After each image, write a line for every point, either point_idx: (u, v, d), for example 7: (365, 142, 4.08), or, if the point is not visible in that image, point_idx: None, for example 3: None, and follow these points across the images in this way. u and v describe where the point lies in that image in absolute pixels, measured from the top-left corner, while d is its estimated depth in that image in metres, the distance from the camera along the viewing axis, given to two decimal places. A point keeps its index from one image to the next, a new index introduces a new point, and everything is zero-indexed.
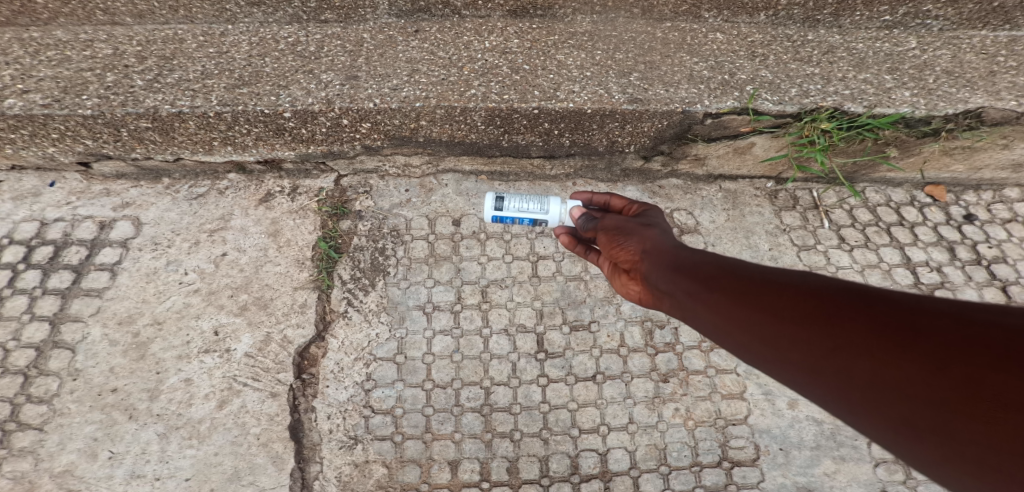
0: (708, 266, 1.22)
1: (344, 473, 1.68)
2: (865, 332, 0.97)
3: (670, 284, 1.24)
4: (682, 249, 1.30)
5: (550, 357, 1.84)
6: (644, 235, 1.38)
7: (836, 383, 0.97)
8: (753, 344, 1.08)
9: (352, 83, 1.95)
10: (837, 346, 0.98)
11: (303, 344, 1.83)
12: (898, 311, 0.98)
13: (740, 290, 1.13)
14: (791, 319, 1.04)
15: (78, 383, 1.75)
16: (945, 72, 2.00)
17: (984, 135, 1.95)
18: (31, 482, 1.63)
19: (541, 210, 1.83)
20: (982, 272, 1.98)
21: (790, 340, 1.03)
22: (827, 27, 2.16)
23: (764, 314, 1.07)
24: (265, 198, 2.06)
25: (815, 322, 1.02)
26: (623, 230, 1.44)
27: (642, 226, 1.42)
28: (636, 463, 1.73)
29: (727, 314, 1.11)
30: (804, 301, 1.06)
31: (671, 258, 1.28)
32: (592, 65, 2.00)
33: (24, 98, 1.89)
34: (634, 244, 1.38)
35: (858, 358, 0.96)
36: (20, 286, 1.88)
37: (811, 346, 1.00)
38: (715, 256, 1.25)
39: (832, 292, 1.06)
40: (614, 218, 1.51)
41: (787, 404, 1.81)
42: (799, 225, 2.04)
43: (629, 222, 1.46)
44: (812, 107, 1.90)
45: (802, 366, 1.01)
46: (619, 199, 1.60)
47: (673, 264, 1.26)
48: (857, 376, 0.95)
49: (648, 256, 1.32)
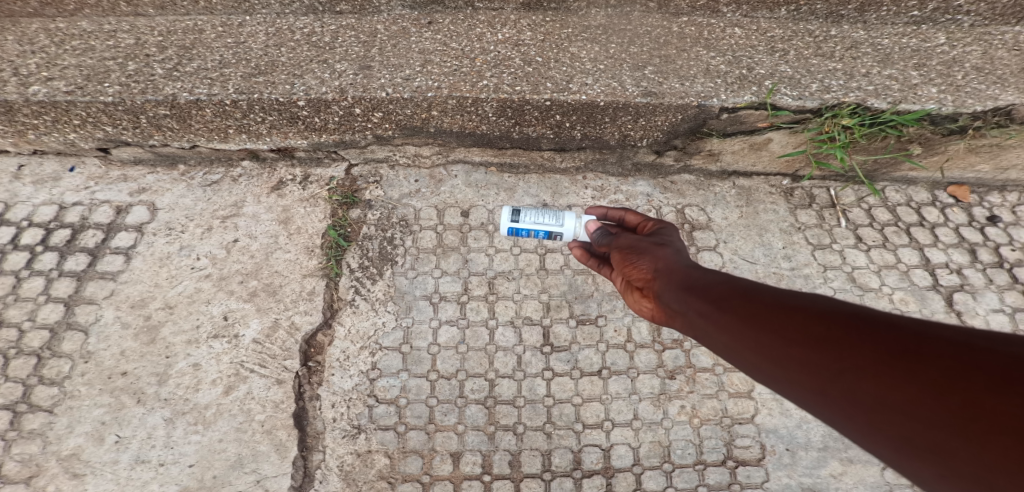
0: (718, 285, 1.15)
1: (345, 463, 1.68)
2: (872, 354, 0.90)
3: (679, 304, 1.18)
4: (694, 268, 1.23)
5: (556, 351, 1.82)
6: (656, 254, 1.32)
7: (842, 405, 0.90)
8: (760, 364, 1.01)
9: (365, 72, 1.96)
10: (845, 369, 0.91)
11: (310, 331, 1.84)
12: (910, 335, 0.90)
13: (747, 310, 1.06)
14: (799, 341, 0.97)
15: (88, 366, 1.78)
16: (974, 68, 1.95)
17: (1013, 134, 1.90)
18: (38, 465, 1.66)
19: (557, 223, 1.74)
20: (1004, 275, 1.91)
21: (795, 361, 0.96)
22: (850, 23, 2.12)
23: (770, 334, 1.00)
24: (277, 186, 2.08)
25: (824, 345, 0.95)
26: (634, 248, 1.38)
27: (654, 244, 1.36)
28: (639, 460, 1.70)
29: (735, 335, 1.04)
30: (813, 323, 0.99)
31: (682, 277, 1.21)
32: (606, 58, 1.98)
33: (48, 85, 1.93)
34: (646, 263, 1.31)
35: (865, 381, 0.89)
36: (37, 269, 1.91)
37: (817, 369, 0.94)
38: (726, 275, 1.18)
39: (843, 315, 0.98)
40: (627, 237, 1.44)
41: (795, 405, 1.77)
42: (815, 223, 2.00)
43: (643, 240, 1.39)
44: (834, 103, 1.86)
45: (808, 388, 0.95)
46: (633, 215, 1.53)
47: (683, 283, 1.19)
48: (863, 401, 0.88)
49: (659, 274, 1.26)
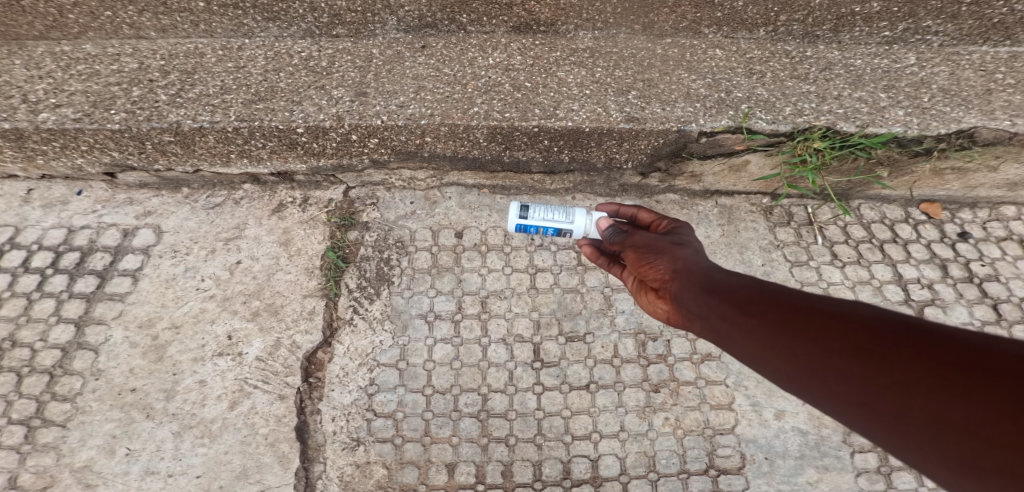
0: (747, 292, 1.23)
1: (345, 473, 1.77)
2: (923, 368, 0.97)
3: (703, 307, 1.26)
4: (714, 270, 1.32)
5: (546, 366, 1.91)
6: (675, 254, 1.39)
7: (889, 417, 0.98)
8: (798, 373, 1.09)
9: (361, 99, 2.05)
10: (893, 382, 0.98)
11: (310, 349, 1.93)
12: (964, 351, 0.97)
13: (783, 319, 1.14)
14: (840, 352, 1.05)
15: (99, 383, 1.87)
16: (941, 90, 2.04)
17: (975, 155, 1.99)
18: (52, 477, 1.75)
19: (567, 219, 1.85)
20: (973, 290, 2.01)
21: (837, 371, 1.04)
22: (826, 43, 2.20)
23: (809, 344, 1.08)
24: (277, 208, 2.17)
25: (869, 357, 1.02)
26: (651, 248, 1.45)
27: (672, 244, 1.43)
28: (625, 470, 1.79)
29: (769, 343, 1.12)
30: (856, 336, 1.06)
31: (704, 280, 1.30)
32: (592, 82, 2.07)
33: (57, 112, 2.01)
34: (664, 263, 1.39)
35: (916, 396, 0.95)
36: (47, 290, 2.00)
37: (862, 381, 1.01)
38: (756, 280, 1.26)
39: (890, 328, 1.05)
40: (642, 235, 1.52)
41: (773, 415, 1.86)
42: (793, 241, 2.09)
43: (659, 239, 1.47)
44: (805, 126, 1.95)
45: (851, 397, 1.02)
46: (647, 213, 1.64)
47: (704, 285, 1.28)
48: (914, 414, 0.95)
49: (678, 276, 1.34)
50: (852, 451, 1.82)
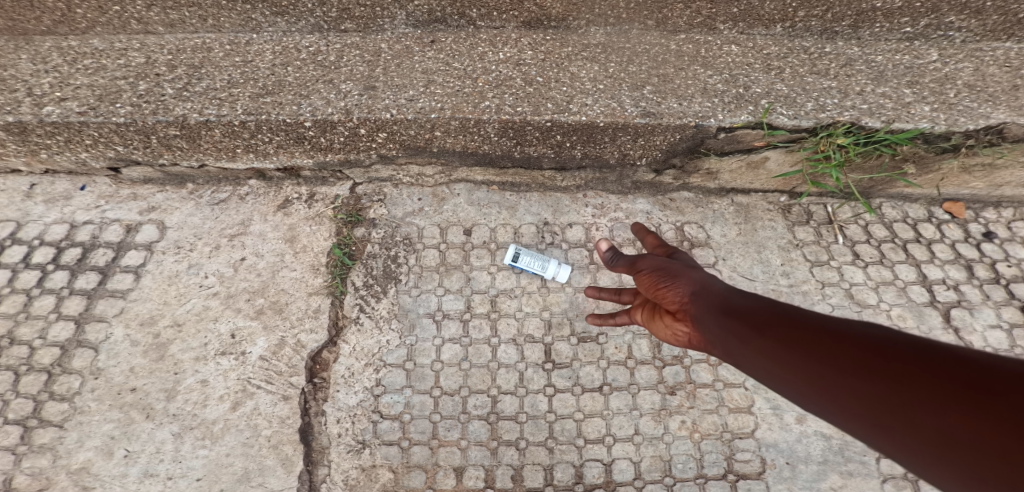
0: (762, 312, 1.17)
1: (350, 477, 1.72)
2: (945, 386, 0.90)
3: (717, 328, 1.20)
4: (730, 292, 1.26)
5: (557, 368, 1.85)
6: (690, 276, 1.34)
7: (913, 441, 0.91)
8: (815, 395, 1.02)
9: (370, 93, 2.00)
10: (914, 403, 0.92)
11: (315, 348, 1.87)
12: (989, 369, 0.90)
13: (797, 338, 1.08)
14: (857, 371, 0.99)
15: (99, 382, 1.82)
16: (967, 86, 1.98)
17: (1004, 152, 1.94)
18: (49, 479, 1.70)
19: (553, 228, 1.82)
20: (1000, 291, 1.95)
21: (853, 391, 0.98)
22: (844, 39, 2.14)
23: (824, 364, 1.02)
24: (283, 204, 2.12)
25: (887, 377, 0.96)
26: (666, 270, 1.39)
27: (687, 267, 1.38)
28: (640, 475, 1.73)
29: (783, 362, 1.07)
30: (874, 355, 1.00)
31: (719, 301, 1.24)
32: (606, 78, 2.02)
33: (62, 105, 1.98)
34: (678, 285, 1.33)
35: (940, 416, 0.89)
36: (48, 287, 1.96)
37: (881, 402, 0.95)
38: (769, 301, 1.20)
39: (910, 347, 0.99)
40: (655, 260, 1.46)
41: (794, 419, 1.79)
42: (812, 240, 2.03)
43: (674, 263, 1.41)
44: (828, 122, 1.89)
45: (866, 420, 0.96)
46: (651, 238, 1.53)
47: (720, 306, 1.22)
48: (938, 438, 0.88)
49: (693, 298, 1.29)
50: (877, 456, 1.75)
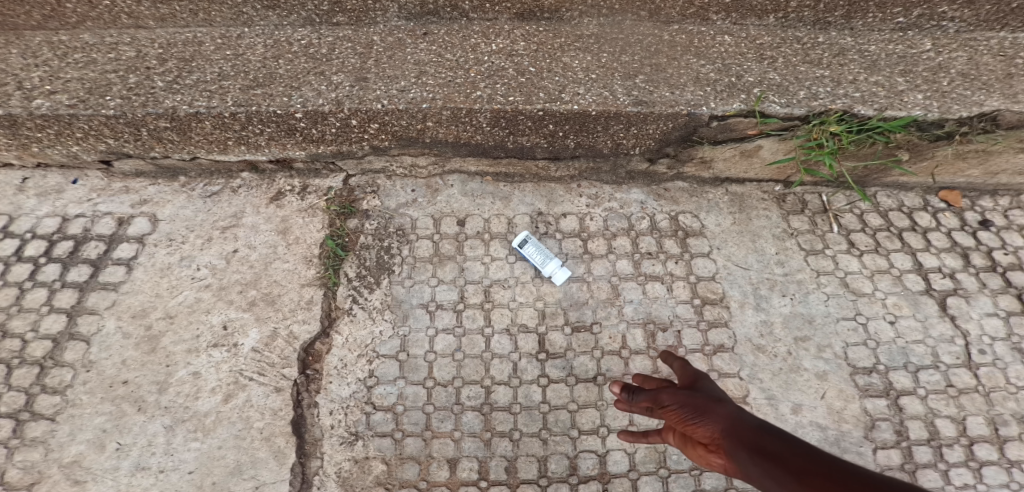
0: (805, 462, 1.06)
1: (343, 469, 1.70)
2: None
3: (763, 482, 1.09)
4: (768, 433, 1.14)
5: (551, 358, 1.84)
6: (718, 413, 1.21)
7: None
8: None
9: (361, 84, 1.99)
10: None
11: (308, 339, 1.86)
12: None
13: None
14: None
15: (90, 375, 1.81)
16: (960, 74, 1.97)
17: (998, 139, 1.93)
18: (40, 473, 1.68)
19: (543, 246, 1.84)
20: (997, 279, 1.94)
21: None
22: (838, 29, 2.14)
23: None
24: (276, 196, 2.11)
25: None
26: (689, 405, 1.26)
27: (713, 401, 1.25)
28: (635, 466, 1.71)
29: None
30: None
31: (757, 446, 1.12)
32: (598, 68, 2.01)
33: (51, 98, 1.97)
34: (707, 425, 1.21)
35: None
36: (40, 280, 1.95)
37: None
38: (809, 447, 1.09)
39: None
40: (673, 390, 1.32)
41: (790, 410, 1.76)
42: (807, 229, 2.03)
43: (696, 395, 1.28)
44: (820, 110, 1.89)
45: None
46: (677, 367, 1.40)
47: (760, 455, 1.10)
48: None
49: (727, 440, 1.16)
50: (875, 447, 1.72)
